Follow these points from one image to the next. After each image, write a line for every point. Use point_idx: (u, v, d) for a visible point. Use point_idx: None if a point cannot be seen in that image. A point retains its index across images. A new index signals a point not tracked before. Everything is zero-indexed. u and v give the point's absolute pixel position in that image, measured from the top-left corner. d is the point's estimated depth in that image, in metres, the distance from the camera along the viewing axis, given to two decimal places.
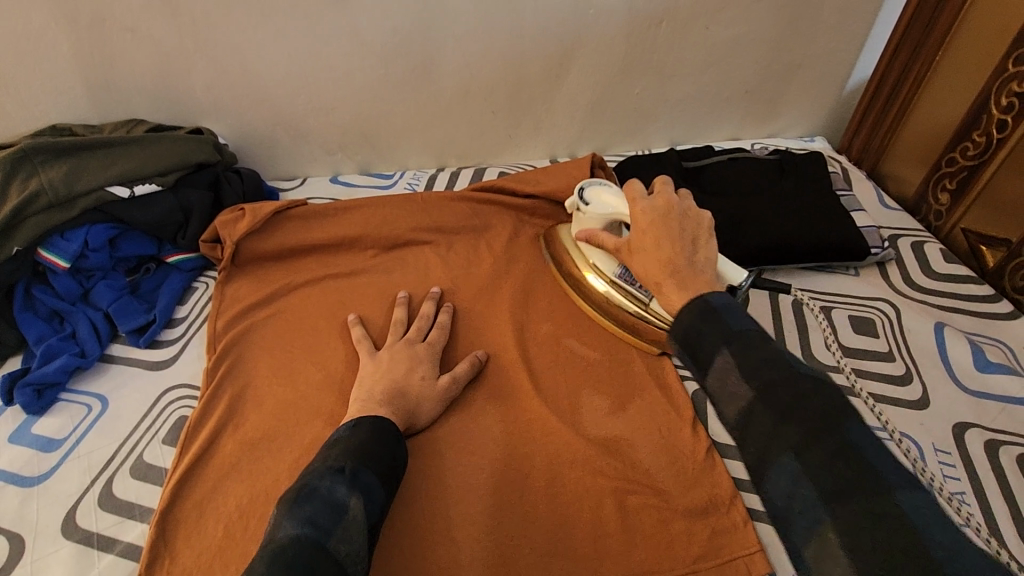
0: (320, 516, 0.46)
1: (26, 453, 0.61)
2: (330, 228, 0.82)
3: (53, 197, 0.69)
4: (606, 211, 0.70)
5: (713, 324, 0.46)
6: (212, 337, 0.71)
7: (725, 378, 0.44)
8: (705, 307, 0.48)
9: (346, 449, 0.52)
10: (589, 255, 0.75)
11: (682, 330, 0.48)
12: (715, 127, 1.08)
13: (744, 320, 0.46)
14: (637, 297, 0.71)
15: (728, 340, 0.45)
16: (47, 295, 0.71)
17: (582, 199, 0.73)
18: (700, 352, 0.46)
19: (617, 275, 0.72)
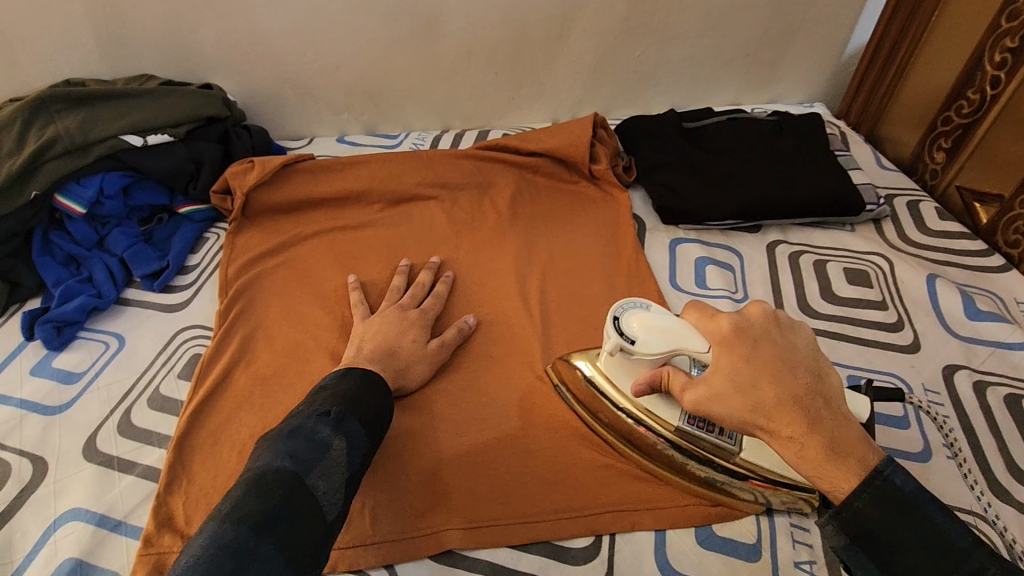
0: (299, 453, 0.47)
1: (48, 385, 0.63)
2: (337, 183, 0.84)
3: (69, 144, 0.71)
4: (664, 343, 0.51)
5: (915, 535, 0.42)
6: (224, 282, 0.74)
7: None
8: (895, 497, 0.42)
9: (334, 395, 0.53)
10: (642, 403, 0.59)
11: (869, 527, 0.43)
12: (716, 91, 1.09)
13: (959, 533, 0.42)
14: (719, 446, 0.57)
15: (953, 570, 0.41)
16: (64, 241, 0.73)
17: (624, 334, 0.54)
18: (905, 573, 0.42)
19: (688, 425, 0.57)
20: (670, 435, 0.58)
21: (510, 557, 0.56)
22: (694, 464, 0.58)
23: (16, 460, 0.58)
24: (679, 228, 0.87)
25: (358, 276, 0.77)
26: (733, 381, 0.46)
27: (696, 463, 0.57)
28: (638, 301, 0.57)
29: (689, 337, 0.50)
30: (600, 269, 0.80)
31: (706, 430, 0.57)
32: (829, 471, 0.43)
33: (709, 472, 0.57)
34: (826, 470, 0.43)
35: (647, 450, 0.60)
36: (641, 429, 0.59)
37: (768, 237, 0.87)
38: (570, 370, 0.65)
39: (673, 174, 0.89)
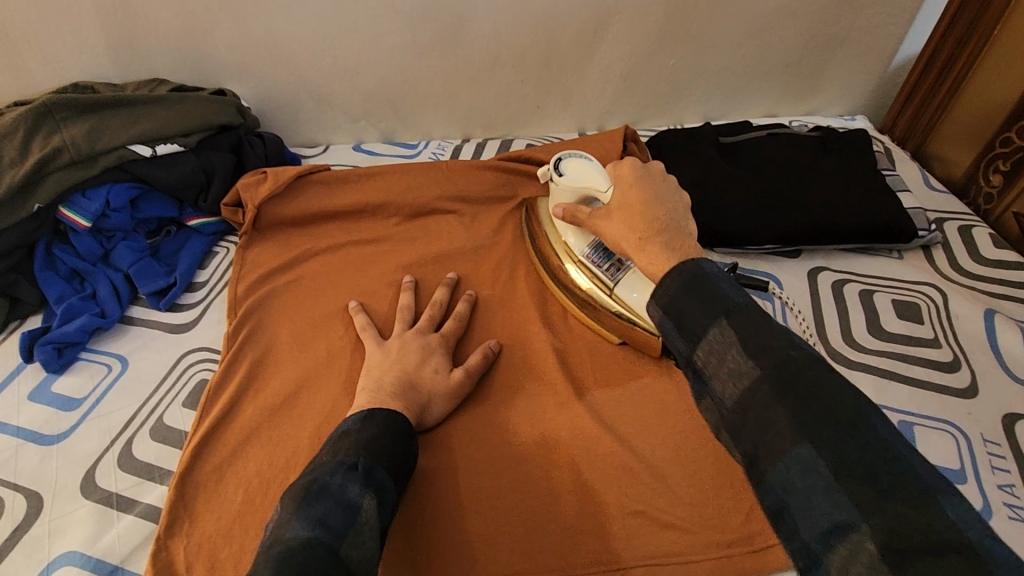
0: (333, 519, 0.42)
1: (46, 411, 0.60)
2: (353, 195, 0.80)
3: (76, 154, 0.67)
4: (579, 182, 0.65)
5: (705, 301, 0.42)
6: (233, 302, 0.70)
7: (717, 356, 0.41)
8: (697, 272, 0.44)
9: (358, 443, 0.49)
10: (563, 233, 0.70)
11: (672, 305, 0.44)
12: (751, 102, 1.03)
13: (738, 291, 0.42)
14: (602, 279, 0.67)
15: (722, 311, 0.41)
16: (68, 255, 0.69)
17: (558, 169, 0.68)
18: (689, 326, 0.42)
19: (586, 255, 0.68)
20: (571, 261, 0.70)
21: None
22: (584, 288, 0.69)
23: (10, 495, 0.55)
24: (714, 251, 0.82)
25: (372, 297, 0.73)
26: (617, 204, 0.56)
27: (585, 288, 0.68)
28: (584, 154, 0.69)
29: (595, 180, 0.63)
30: None
31: (599, 266, 0.67)
32: (654, 255, 0.49)
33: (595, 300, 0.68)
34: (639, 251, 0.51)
35: (567, 288, 0.71)
36: (556, 253, 0.71)
37: (810, 263, 0.82)
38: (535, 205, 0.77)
39: (708, 192, 0.83)
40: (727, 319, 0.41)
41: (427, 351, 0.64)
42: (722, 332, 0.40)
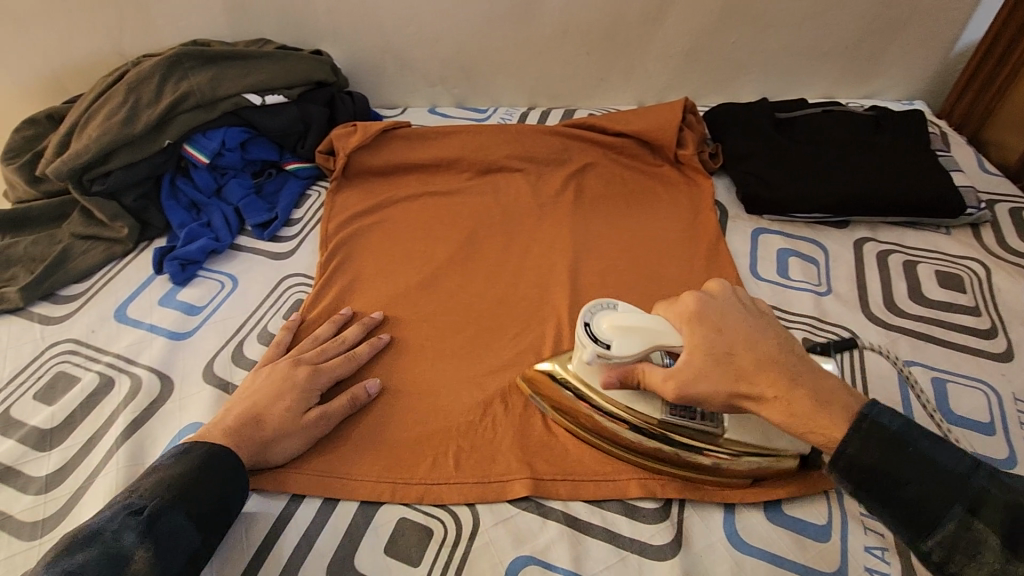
0: (89, 571, 0.44)
1: (174, 314, 0.70)
2: (431, 150, 0.88)
3: (200, 99, 0.77)
4: (640, 341, 0.54)
5: (921, 475, 0.44)
6: (325, 236, 0.79)
7: (966, 551, 0.43)
8: (895, 436, 0.45)
9: (153, 487, 0.51)
10: (621, 401, 0.58)
11: (867, 473, 0.45)
12: (811, 82, 1.06)
13: (958, 463, 0.44)
14: (703, 431, 0.57)
15: (960, 502, 0.43)
16: (188, 187, 0.80)
17: (599, 339, 0.55)
18: (921, 517, 0.44)
19: (670, 416, 0.57)
20: (652, 427, 0.58)
21: (583, 509, 0.58)
22: (677, 451, 0.58)
23: (147, 376, 0.64)
24: (763, 218, 0.87)
25: (446, 240, 0.81)
26: (714, 355, 0.51)
27: (684, 451, 0.58)
28: (603, 303, 0.58)
29: (663, 333, 0.53)
30: (679, 253, 0.81)
31: (689, 418, 0.57)
32: (818, 419, 0.47)
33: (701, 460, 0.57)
34: (814, 421, 0.47)
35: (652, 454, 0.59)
36: (613, 423, 0.59)
37: (856, 233, 0.85)
38: (546, 381, 0.62)
39: (761, 164, 0.88)
40: (970, 510, 0.43)
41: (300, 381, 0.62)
42: (967, 522, 0.43)
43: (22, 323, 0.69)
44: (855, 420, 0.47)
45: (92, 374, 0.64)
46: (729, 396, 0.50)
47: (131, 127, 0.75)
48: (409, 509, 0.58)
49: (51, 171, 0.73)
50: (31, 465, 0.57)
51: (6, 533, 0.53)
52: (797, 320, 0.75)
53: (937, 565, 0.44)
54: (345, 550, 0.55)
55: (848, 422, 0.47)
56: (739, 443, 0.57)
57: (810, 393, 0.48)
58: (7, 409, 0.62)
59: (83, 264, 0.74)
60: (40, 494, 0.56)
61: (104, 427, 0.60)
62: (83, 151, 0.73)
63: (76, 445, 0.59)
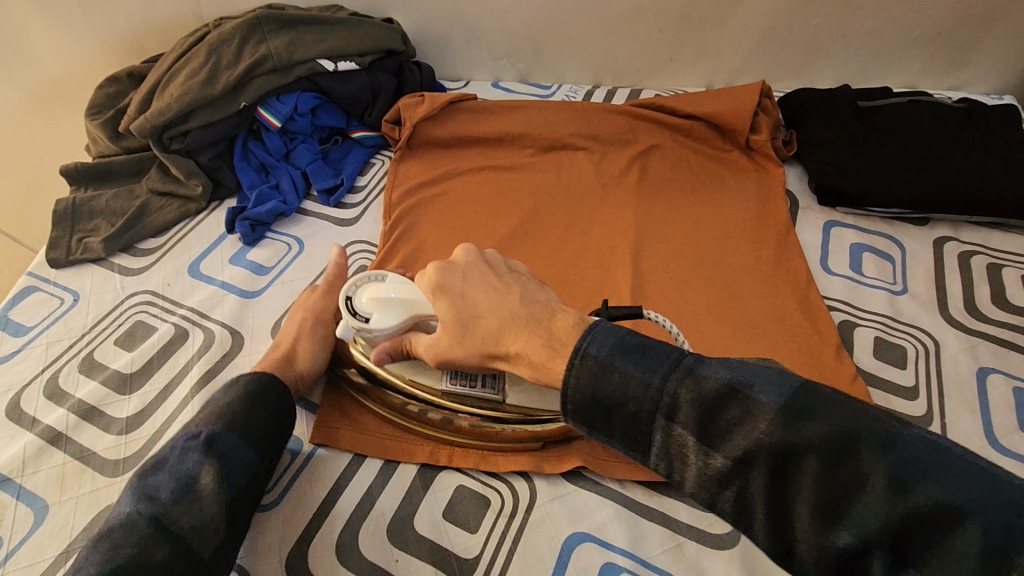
0: (163, 490, 0.48)
1: (244, 272, 0.72)
2: (496, 123, 0.87)
3: (277, 62, 0.78)
4: (398, 310, 0.55)
5: (629, 388, 0.42)
6: (390, 205, 0.79)
7: (676, 456, 0.41)
8: (599, 362, 0.43)
9: (210, 414, 0.53)
10: (404, 373, 0.59)
11: (592, 402, 0.43)
12: (895, 68, 1.00)
13: (655, 371, 0.41)
14: (485, 399, 0.57)
15: (659, 411, 0.41)
16: (259, 150, 0.82)
17: (358, 313, 0.56)
18: (638, 435, 0.43)
19: (449, 385, 0.57)
20: (436, 399, 0.58)
21: (644, 494, 0.57)
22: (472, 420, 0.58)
23: (219, 329, 0.66)
24: (836, 210, 0.84)
25: (509, 215, 0.80)
26: (456, 323, 0.51)
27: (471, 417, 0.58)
28: (370, 274, 0.59)
29: (417, 300, 0.55)
30: (748, 241, 0.78)
31: (470, 385, 0.57)
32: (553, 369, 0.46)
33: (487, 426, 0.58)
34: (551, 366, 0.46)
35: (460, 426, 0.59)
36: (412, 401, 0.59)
37: (937, 232, 0.81)
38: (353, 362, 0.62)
39: (839, 153, 0.84)
40: (668, 418, 0.41)
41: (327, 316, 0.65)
42: (670, 430, 0.41)
43: (104, 273, 0.72)
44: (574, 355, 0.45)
45: (167, 324, 0.67)
46: (483, 357, 0.51)
47: (211, 88, 0.76)
48: (468, 477, 0.59)
49: (134, 128, 0.76)
50: (112, 407, 0.60)
51: (90, 469, 0.56)
52: (868, 318, 0.72)
53: (669, 475, 0.43)
54: (406, 511, 0.56)
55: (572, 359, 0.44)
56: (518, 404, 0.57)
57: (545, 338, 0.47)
58: (90, 352, 0.65)
59: (160, 220, 0.77)
60: (122, 434, 0.58)
61: (179, 376, 0.63)
62: (165, 110, 0.76)
63: (154, 390, 0.62)
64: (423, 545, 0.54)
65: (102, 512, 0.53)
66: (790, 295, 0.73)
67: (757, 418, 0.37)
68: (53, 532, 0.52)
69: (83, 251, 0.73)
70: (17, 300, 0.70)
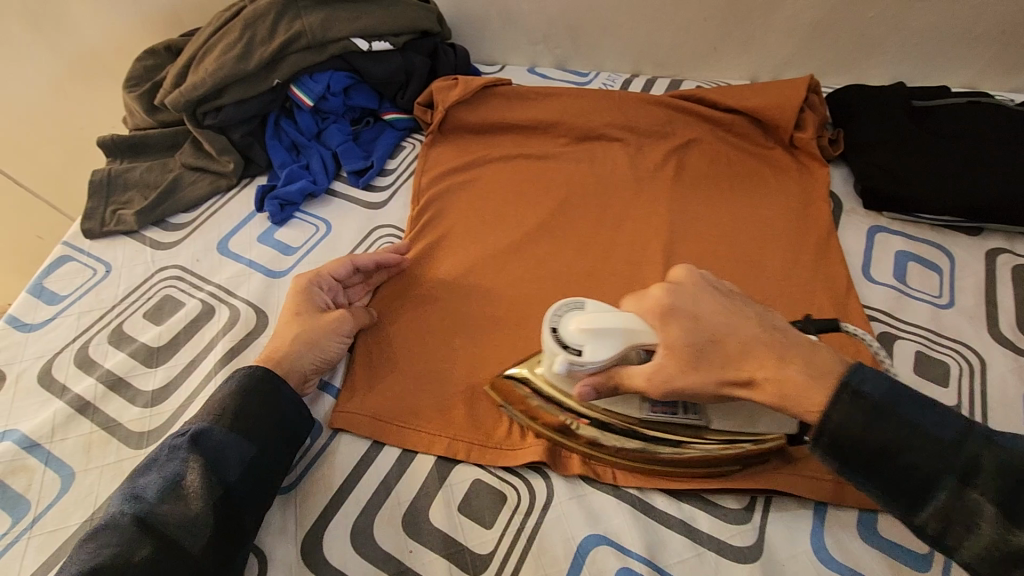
0: (152, 489, 0.48)
1: (272, 252, 0.72)
2: (529, 110, 0.85)
3: (311, 40, 0.77)
4: (611, 342, 0.50)
5: (922, 443, 0.41)
6: (417, 190, 0.78)
7: (962, 522, 0.40)
8: (871, 404, 0.42)
9: (203, 411, 0.54)
10: (602, 404, 0.56)
11: (855, 444, 0.42)
12: (955, 67, 0.94)
13: (949, 428, 0.41)
14: (689, 426, 0.55)
15: (954, 472, 0.40)
16: (291, 129, 0.81)
17: (569, 345, 0.51)
18: (907, 494, 0.42)
19: (652, 413, 0.55)
20: (633, 426, 0.55)
21: (663, 499, 0.56)
22: (661, 448, 0.55)
23: (245, 309, 0.66)
24: (882, 215, 0.80)
25: (535, 205, 0.79)
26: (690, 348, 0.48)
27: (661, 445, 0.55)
28: (570, 303, 0.54)
29: (640, 329, 0.49)
30: (785, 243, 0.75)
31: (671, 413, 0.55)
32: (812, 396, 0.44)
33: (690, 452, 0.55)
34: (807, 394, 0.44)
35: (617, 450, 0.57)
36: (563, 413, 0.57)
37: (989, 243, 0.77)
38: (513, 387, 0.59)
39: (890, 155, 0.80)
40: (962, 479, 0.40)
41: (310, 279, 0.65)
42: (960, 494, 0.40)
43: (136, 246, 0.73)
44: (837, 388, 0.44)
45: (195, 300, 0.67)
46: (718, 384, 0.48)
47: (245, 64, 0.76)
48: (485, 472, 0.58)
49: (169, 102, 0.76)
50: (139, 378, 0.61)
51: (116, 440, 0.57)
52: (910, 331, 0.69)
53: (935, 540, 0.42)
54: (421, 502, 0.56)
55: (833, 396, 0.43)
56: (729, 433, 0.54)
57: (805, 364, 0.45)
58: (119, 324, 0.66)
59: (191, 195, 0.77)
60: (147, 407, 0.59)
61: (204, 352, 0.63)
62: (199, 84, 0.75)
63: (179, 365, 0.62)
64: (435, 538, 0.54)
65: None
66: (828, 303, 0.70)
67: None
68: (78, 499, 0.53)
69: (117, 223, 0.74)
70: (52, 269, 0.71)
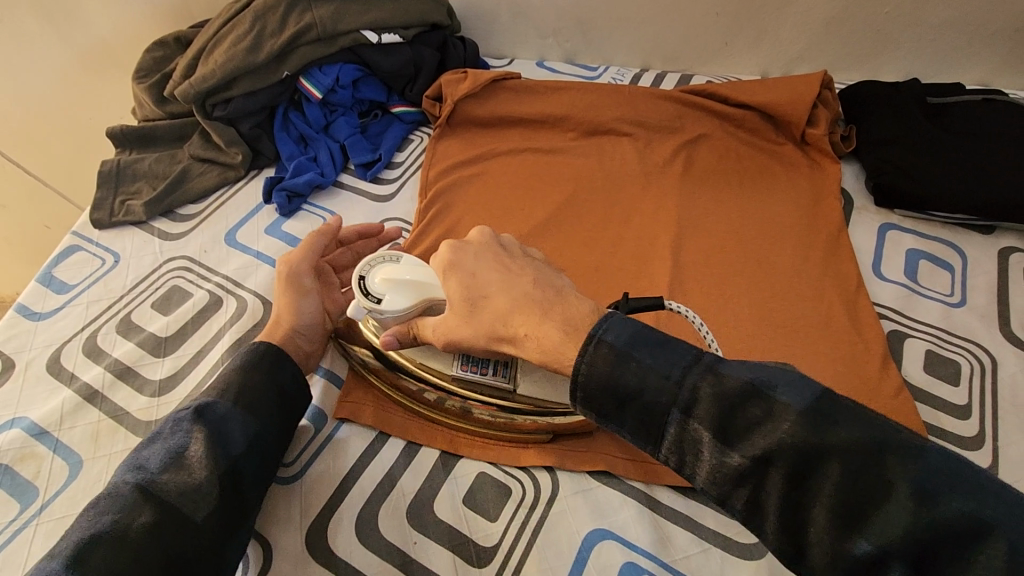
0: (154, 460, 0.47)
1: (279, 243, 0.72)
2: (538, 104, 0.84)
3: (321, 32, 0.77)
4: (409, 293, 0.54)
5: (645, 378, 0.40)
6: (425, 184, 0.78)
7: (688, 451, 0.39)
8: (616, 351, 0.41)
9: (208, 386, 0.52)
10: (416, 358, 0.58)
11: (607, 388, 0.41)
12: (968, 63, 0.93)
13: (674, 364, 0.39)
14: (498, 389, 0.56)
15: (676, 405, 0.39)
16: (300, 121, 0.81)
17: (370, 294, 0.55)
18: (652, 433, 0.40)
19: (460, 372, 0.56)
20: (447, 385, 0.58)
21: (668, 495, 0.56)
22: (475, 406, 0.58)
23: (252, 300, 0.67)
24: (893, 212, 0.79)
25: (543, 200, 0.78)
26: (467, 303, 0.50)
27: (474, 404, 0.58)
28: (383, 255, 0.57)
29: (433, 284, 0.54)
30: (795, 239, 0.75)
31: (481, 373, 0.56)
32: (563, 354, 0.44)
33: (495, 413, 0.57)
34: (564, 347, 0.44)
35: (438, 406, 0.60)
36: (417, 382, 0.59)
37: (1002, 242, 0.76)
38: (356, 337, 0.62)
39: (904, 152, 0.79)
40: (684, 414, 0.38)
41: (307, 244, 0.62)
42: (685, 425, 0.39)
43: (145, 236, 0.73)
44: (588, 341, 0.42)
45: (202, 291, 0.68)
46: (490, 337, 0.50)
47: (255, 55, 0.76)
48: (490, 466, 0.58)
49: (179, 93, 0.76)
50: (147, 368, 0.61)
51: (124, 429, 0.57)
52: (921, 330, 0.68)
53: (679, 470, 0.40)
54: (426, 495, 0.56)
55: (589, 347, 0.42)
56: (531, 396, 0.56)
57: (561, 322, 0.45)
58: (127, 314, 0.66)
59: (199, 186, 0.77)
60: (154, 397, 0.59)
61: (211, 344, 0.63)
62: (209, 76, 0.75)
63: (186, 355, 0.62)
64: (440, 531, 0.54)
65: None
66: (839, 301, 0.69)
67: (779, 417, 0.35)
68: (86, 487, 0.54)
69: (125, 213, 0.74)
70: (61, 258, 0.71)
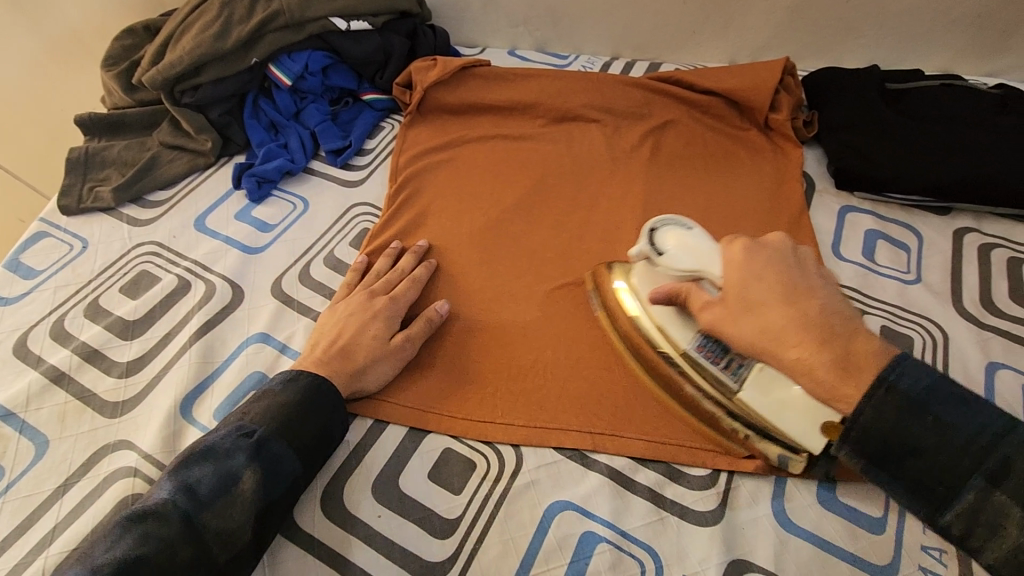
0: (204, 485, 0.48)
1: (248, 228, 0.73)
2: (508, 91, 0.86)
3: (289, 19, 0.78)
4: (689, 257, 0.54)
5: (942, 446, 0.43)
6: (395, 169, 0.79)
7: (986, 525, 0.42)
8: (906, 401, 0.44)
9: (265, 414, 0.53)
10: (659, 318, 0.59)
11: (881, 443, 0.44)
12: (929, 51, 0.95)
13: (970, 426, 0.42)
14: (720, 379, 0.56)
15: (980, 472, 0.42)
16: (269, 108, 0.82)
17: (656, 245, 0.57)
18: (938, 495, 0.44)
19: (695, 350, 0.57)
20: (677, 355, 0.58)
21: (628, 466, 0.57)
22: (692, 386, 0.58)
23: (221, 283, 0.67)
24: (852, 195, 0.81)
25: (511, 184, 0.79)
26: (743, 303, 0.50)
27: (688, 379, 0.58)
28: (676, 217, 0.58)
29: (713, 258, 0.53)
30: (756, 220, 0.77)
31: (714, 361, 0.56)
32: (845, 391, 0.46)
33: (705, 401, 0.57)
34: (841, 390, 0.46)
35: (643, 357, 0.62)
36: (649, 344, 0.61)
37: (958, 222, 0.78)
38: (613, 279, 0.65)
39: (862, 136, 0.81)
40: (988, 481, 0.42)
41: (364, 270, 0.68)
42: (987, 494, 0.42)
43: (113, 222, 0.74)
44: (874, 382, 0.45)
45: (171, 276, 0.68)
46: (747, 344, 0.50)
47: (223, 42, 0.76)
48: (453, 440, 0.59)
49: (146, 80, 0.76)
50: (114, 350, 0.62)
51: (90, 409, 0.58)
52: (877, 306, 0.70)
53: None
54: (391, 470, 0.57)
55: (870, 395, 0.45)
56: (754, 405, 0.54)
57: (839, 358, 0.46)
58: (95, 298, 0.66)
59: (169, 172, 0.78)
60: (122, 378, 0.60)
61: (179, 326, 0.64)
62: (177, 62, 0.76)
63: (154, 338, 0.63)
64: (405, 504, 0.55)
65: (99, 451, 0.55)
66: None
67: None
68: (51, 466, 0.54)
69: (94, 200, 0.75)
70: (28, 244, 0.71)
